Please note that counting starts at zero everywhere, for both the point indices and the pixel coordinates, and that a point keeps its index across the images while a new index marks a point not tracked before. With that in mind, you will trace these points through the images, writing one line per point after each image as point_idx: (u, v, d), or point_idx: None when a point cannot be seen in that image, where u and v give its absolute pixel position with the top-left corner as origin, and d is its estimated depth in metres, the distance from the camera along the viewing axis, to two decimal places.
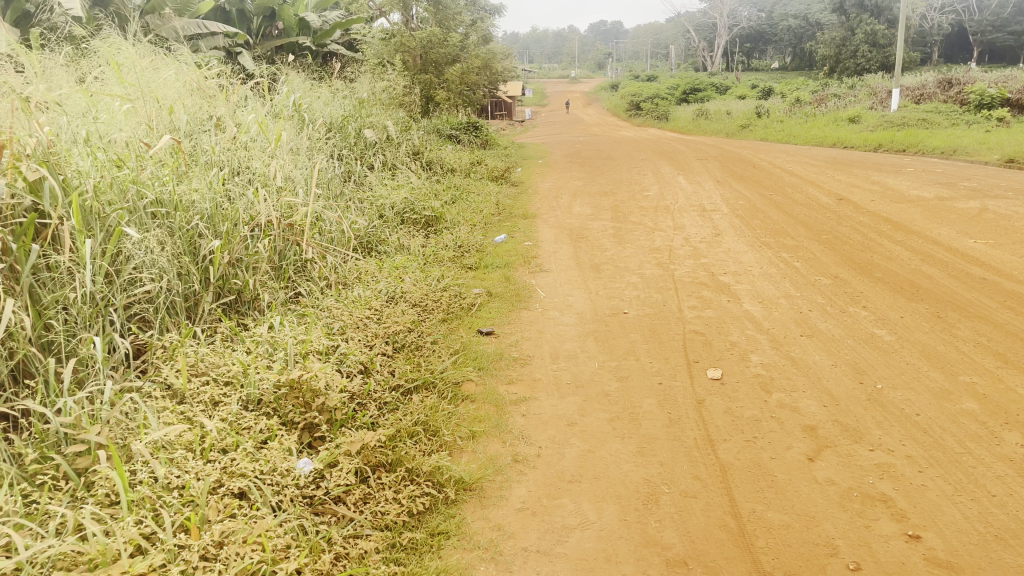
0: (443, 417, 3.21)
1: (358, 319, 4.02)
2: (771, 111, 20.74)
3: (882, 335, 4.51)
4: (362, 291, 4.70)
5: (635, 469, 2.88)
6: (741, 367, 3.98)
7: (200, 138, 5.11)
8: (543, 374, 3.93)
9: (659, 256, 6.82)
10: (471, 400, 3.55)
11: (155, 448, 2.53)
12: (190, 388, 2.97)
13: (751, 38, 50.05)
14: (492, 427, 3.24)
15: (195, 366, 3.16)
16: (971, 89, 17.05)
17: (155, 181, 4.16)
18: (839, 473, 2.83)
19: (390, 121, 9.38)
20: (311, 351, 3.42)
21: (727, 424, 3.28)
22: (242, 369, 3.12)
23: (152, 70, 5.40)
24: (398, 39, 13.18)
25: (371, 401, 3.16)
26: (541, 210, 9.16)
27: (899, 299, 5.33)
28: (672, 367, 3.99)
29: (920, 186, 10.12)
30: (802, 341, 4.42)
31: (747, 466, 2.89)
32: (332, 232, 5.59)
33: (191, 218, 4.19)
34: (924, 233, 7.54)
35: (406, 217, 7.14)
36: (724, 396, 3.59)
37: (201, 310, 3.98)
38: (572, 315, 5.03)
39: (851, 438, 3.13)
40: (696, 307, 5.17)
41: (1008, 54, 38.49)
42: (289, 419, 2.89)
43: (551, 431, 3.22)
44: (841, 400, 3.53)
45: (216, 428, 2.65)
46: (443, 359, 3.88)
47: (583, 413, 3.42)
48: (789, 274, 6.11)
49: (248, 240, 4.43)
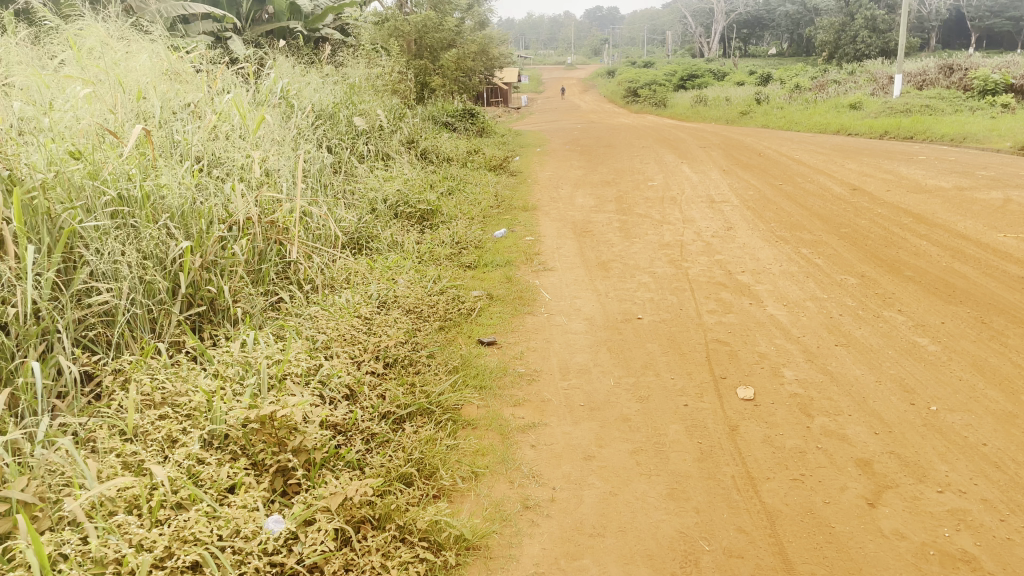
0: (441, 453, 2.77)
1: (346, 331, 3.58)
2: (770, 97, 20.22)
3: (926, 345, 4.08)
4: (350, 297, 4.25)
5: (668, 519, 2.46)
6: (775, 385, 3.54)
7: (174, 127, 4.63)
8: (553, 393, 3.49)
9: (670, 253, 6.37)
10: (472, 428, 3.11)
11: (92, 507, 2.09)
12: (144, 426, 2.53)
13: (750, 25, 49.31)
14: (498, 462, 2.80)
15: (152, 396, 2.71)
16: (974, 74, 16.63)
17: (118, 178, 3.69)
18: (906, 524, 2.42)
19: (383, 108, 8.87)
20: (288, 375, 2.96)
21: (767, 457, 2.86)
22: (207, 399, 2.67)
23: (123, 52, 4.91)
24: (392, 24, 12.87)
25: (356, 434, 2.73)
26: (541, 202, 8.71)
27: (936, 301, 4.89)
28: (697, 385, 3.55)
29: (937, 174, 9.67)
30: (838, 352, 3.99)
31: (797, 514, 2.48)
32: (319, 230, 5.14)
33: (159, 218, 3.72)
34: (948, 226, 7.11)
35: (400, 211, 6.67)
36: (760, 421, 3.16)
37: (166, 323, 3.48)
38: (581, 321, 4.60)
39: (914, 476, 2.70)
40: (715, 311, 4.73)
41: (1006, 38, 38.05)
42: (260, 460, 2.45)
43: (565, 467, 2.79)
44: (894, 425, 3.11)
45: (169, 478, 2.22)
46: (441, 379, 3.43)
47: (602, 443, 2.98)
48: (811, 273, 5.67)
49: (223, 241, 3.97)
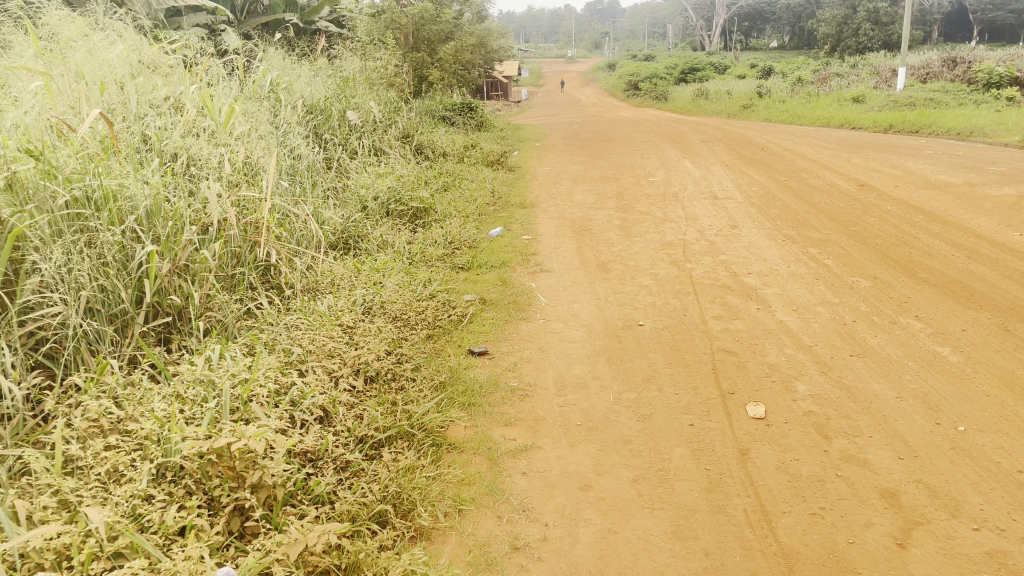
0: (422, 486, 2.51)
1: (324, 342, 3.31)
2: (772, 91, 19.89)
3: (947, 356, 3.80)
4: (332, 303, 3.98)
5: (673, 564, 2.20)
6: (787, 402, 3.27)
7: (149, 121, 4.35)
8: (548, 410, 3.23)
9: (673, 253, 6.09)
10: (457, 453, 2.85)
11: (15, 560, 1.83)
12: (87, 459, 2.26)
13: (751, 18, 48.87)
14: (485, 493, 2.55)
15: (100, 422, 2.43)
16: (980, 68, 16.30)
17: (78, 176, 3.40)
18: (941, 569, 2.16)
19: (378, 102, 8.57)
20: (254, 397, 2.68)
21: (782, 486, 2.59)
22: (160, 426, 2.39)
23: (101, 43, 4.64)
24: (388, 15, 12.62)
25: (328, 463, 2.48)
26: (540, 198, 8.44)
27: (954, 307, 4.62)
28: (703, 401, 3.29)
29: (947, 170, 9.38)
30: (853, 363, 3.72)
31: (817, 557, 2.23)
32: (303, 231, 4.87)
33: (125, 219, 3.43)
34: (960, 224, 6.82)
35: (392, 209, 6.37)
36: (773, 443, 2.89)
37: (129, 335, 3.21)
38: (578, 328, 4.32)
39: (945, 510, 2.44)
40: (721, 317, 4.45)
41: (1007, 32, 37.64)
42: (215, 498, 2.18)
43: (558, 498, 2.53)
44: (920, 449, 2.84)
45: (108, 522, 1.96)
46: (425, 399, 3.16)
47: (599, 469, 2.72)
48: (820, 274, 5.41)
49: (195, 245, 3.67)
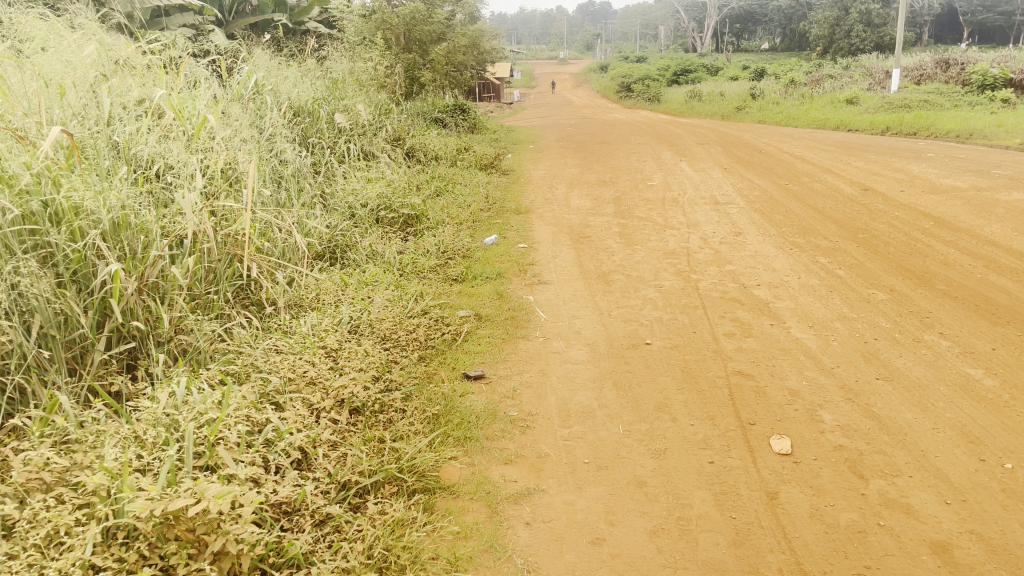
0: (412, 545, 2.22)
1: (304, 369, 3.00)
2: (766, 92, 19.62)
3: (980, 379, 3.52)
4: (316, 323, 3.68)
5: None
6: (814, 435, 2.98)
7: (120, 126, 4.02)
8: (551, 445, 2.93)
9: (676, 262, 5.81)
10: (452, 499, 2.55)
11: None
12: (24, 521, 1.96)
13: (742, 19, 48.68)
14: (484, 550, 2.26)
15: (44, 475, 2.11)
16: (974, 70, 16.09)
17: (33, 188, 3.08)
18: None
19: (367, 103, 8.26)
20: (222, 440, 2.36)
21: (817, 537, 2.32)
22: (111, 479, 2.08)
23: (72, 42, 4.31)
24: (379, 16, 12.29)
25: (303, 519, 2.18)
26: (535, 203, 8.14)
27: (979, 322, 4.34)
28: (722, 433, 2.99)
29: (951, 173, 9.13)
30: (881, 388, 3.43)
31: None
32: (286, 241, 4.56)
33: (87, 234, 3.10)
34: (972, 231, 6.55)
35: (382, 217, 6.09)
36: (803, 485, 2.60)
37: (87, 363, 2.90)
38: (581, 348, 4.02)
39: (1006, 568, 2.16)
40: (733, 334, 4.16)
41: (997, 33, 37.53)
42: (171, 565, 1.87)
43: (567, 555, 2.24)
44: (967, 491, 2.55)
45: None
46: (416, 436, 2.84)
47: (613, 518, 2.43)
48: (834, 286, 5.12)
49: (163, 262, 3.33)
